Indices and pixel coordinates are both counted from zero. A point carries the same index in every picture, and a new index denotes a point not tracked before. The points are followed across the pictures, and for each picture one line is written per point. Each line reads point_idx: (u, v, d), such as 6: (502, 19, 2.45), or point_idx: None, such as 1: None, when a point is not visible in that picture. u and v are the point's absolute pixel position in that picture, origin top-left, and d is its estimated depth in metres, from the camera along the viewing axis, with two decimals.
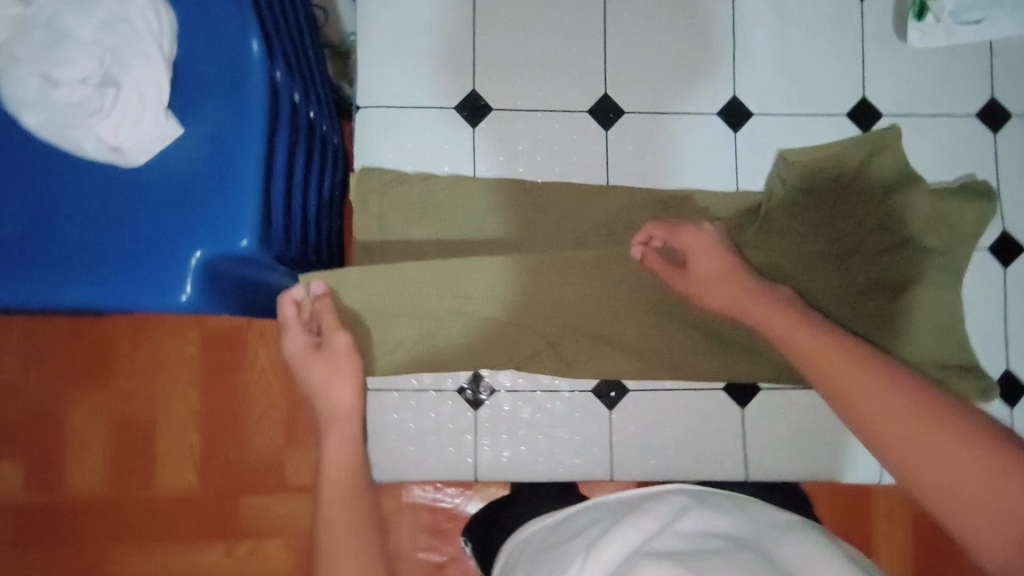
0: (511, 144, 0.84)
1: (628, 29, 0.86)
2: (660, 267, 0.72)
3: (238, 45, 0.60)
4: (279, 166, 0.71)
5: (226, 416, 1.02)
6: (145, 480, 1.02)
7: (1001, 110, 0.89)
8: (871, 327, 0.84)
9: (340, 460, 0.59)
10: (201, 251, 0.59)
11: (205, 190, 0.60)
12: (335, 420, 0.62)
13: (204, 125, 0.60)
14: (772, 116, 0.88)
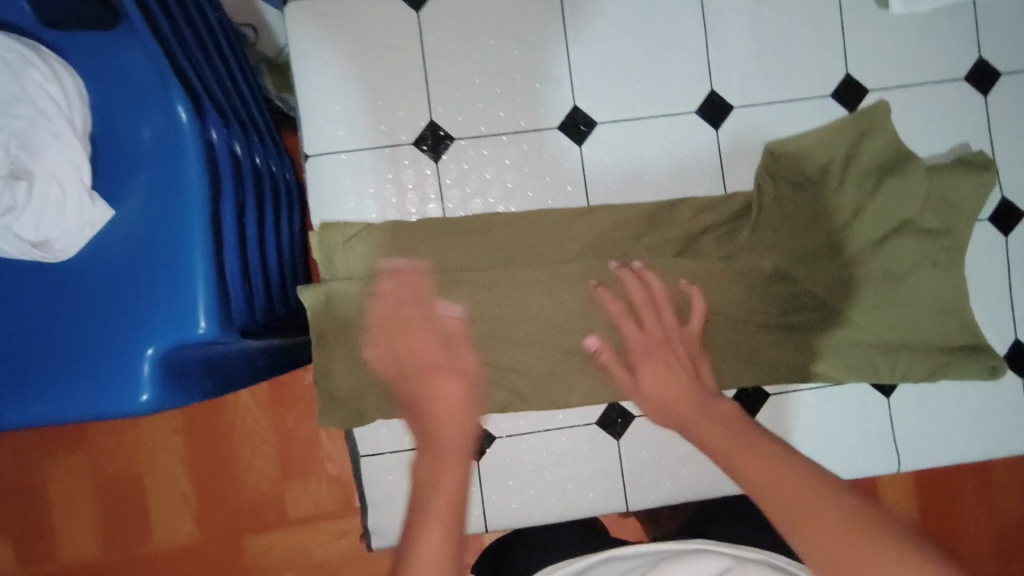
0: (479, 173, 0.78)
1: (592, 31, 0.80)
2: (613, 363, 0.70)
3: (164, 114, 0.54)
4: (229, 235, 0.62)
5: (216, 460, 0.95)
6: (142, 537, 0.95)
7: (992, 71, 0.83)
8: (873, 319, 0.80)
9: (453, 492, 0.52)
10: (153, 347, 0.52)
11: (151, 277, 0.54)
12: (445, 453, 0.57)
13: (137, 205, 0.54)
14: (754, 107, 0.81)
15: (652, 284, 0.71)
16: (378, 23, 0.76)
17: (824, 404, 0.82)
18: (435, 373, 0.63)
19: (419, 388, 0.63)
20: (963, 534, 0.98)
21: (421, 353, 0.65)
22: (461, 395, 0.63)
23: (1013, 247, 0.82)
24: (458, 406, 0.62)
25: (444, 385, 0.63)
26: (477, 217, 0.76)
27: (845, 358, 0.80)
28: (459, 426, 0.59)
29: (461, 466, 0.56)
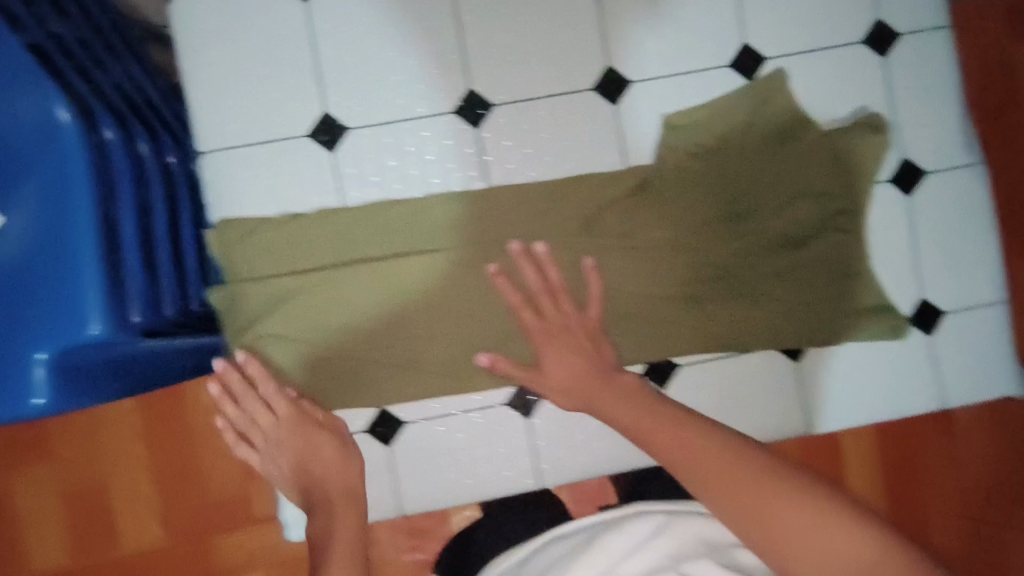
0: (377, 163, 0.79)
1: (482, 13, 0.79)
2: (514, 370, 0.74)
3: (42, 115, 0.55)
4: (128, 236, 0.62)
5: (180, 460, 0.92)
6: (109, 542, 0.92)
7: (891, 33, 0.82)
8: (774, 286, 0.82)
9: (344, 482, 0.70)
10: (44, 354, 0.56)
11: (42, 282, 0.56)
12: (334, 499, 0.68)
13: (24, 210, 0.56)
14: (652, 81, 0.81)
15: (549, 274, 0.75)
16: (265, 17, 0.76)
17: (733, 373, 0.84)
18: (315, 439, 0.73)
19: (293, 450, 0.72)
20: (933, 503, 0.86)
21: (289, 421, 0.73)
22: (331, 451, 0.72)
23: (913, 208, 0.83)
24: (332, 459, 0.72)
25: (320, 445, 0.72)
26: (372, 206, 0.78)
27: (751, 327, 0.82)
28: (332, 474, 0.70)
29: (353, 507, 0.67)
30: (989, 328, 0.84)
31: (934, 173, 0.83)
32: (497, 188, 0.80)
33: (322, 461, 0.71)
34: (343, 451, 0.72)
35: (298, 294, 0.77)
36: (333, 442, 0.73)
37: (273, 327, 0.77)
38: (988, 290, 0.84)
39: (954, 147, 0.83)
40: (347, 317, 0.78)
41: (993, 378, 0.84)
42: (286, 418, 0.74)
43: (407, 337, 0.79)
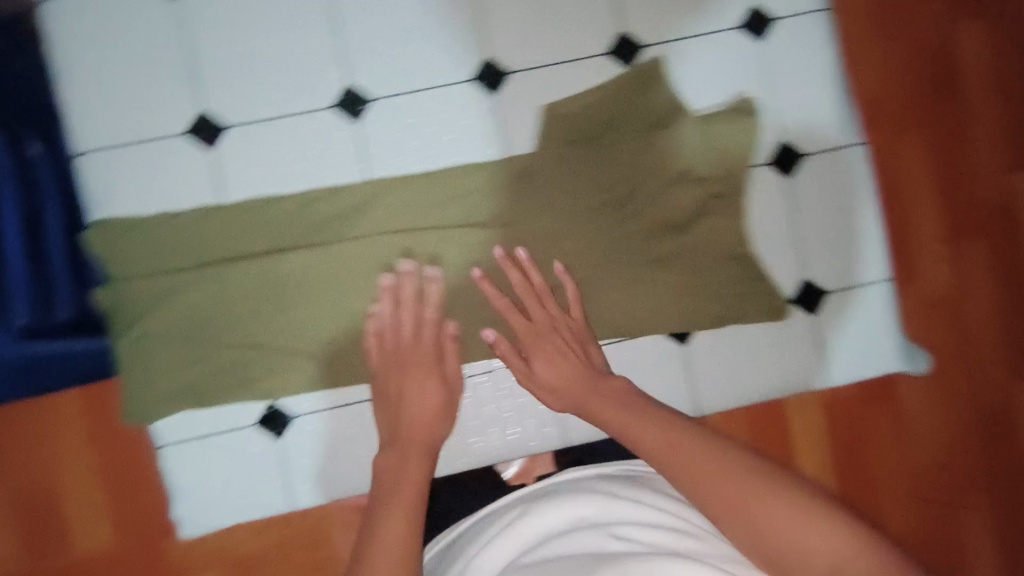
0: (255, 160, 0.80)
1: (357, 10, 0.80)
2: (509, 354, 0.80)
3: None
4: None
5: (130, 462, 0.85)
6: (60, 546, 0.86)
7: (766, 18, 0.82)
8: (657, 271, 0.83)
9: (420, 434, 0.77)
10: None
11: None
12: (412, 450, 0.76)
13: None
14: (531, 72, 0.82)
15: (534, 277, 0.80)
16: (138, 20, 0.77)
17: (619, 358, 0.85)
18: (424, 384, 0.79)
19: (400, 382, 0.79)
20: (879, 478, 0.99)
21: (414, 355, 0.80)
22: (438, 397, 0.79)
23: (793, 191, 0.84)
24: (433, 409, 0.79)
25: (428, 389, 0.79)
26: (251, 203, 0.79)
27: (633, 311, 0.83)
28: (428, 425, 0.78)
29: (426, 459, 0.76)
30: (873, 307, 0.85)
31: (812, 156, 0.83)
32: (376, 181, 0.81)
33: (427, 416, 0.78)
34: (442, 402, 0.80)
35: (180, 291, 0.79)
36: (440, 394, 0.80)
37: (155, 325, 0.79)
38: (871, 270, 0.85)
39: (834, 130, 0.83)
40: (230, 312, 0.80)
41: (878, 356, 0.86)
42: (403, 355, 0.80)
43: (292, 330, 0.81)
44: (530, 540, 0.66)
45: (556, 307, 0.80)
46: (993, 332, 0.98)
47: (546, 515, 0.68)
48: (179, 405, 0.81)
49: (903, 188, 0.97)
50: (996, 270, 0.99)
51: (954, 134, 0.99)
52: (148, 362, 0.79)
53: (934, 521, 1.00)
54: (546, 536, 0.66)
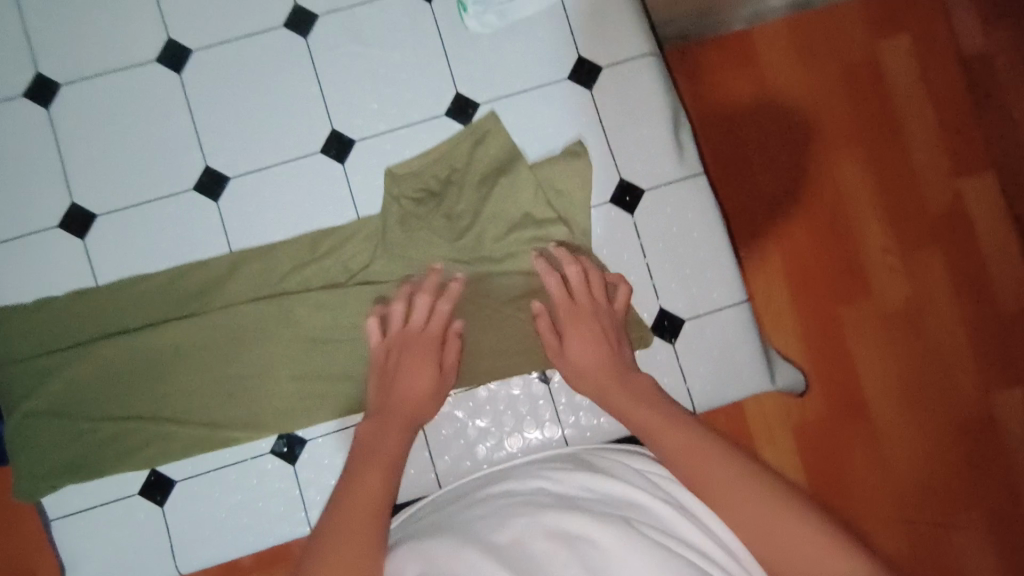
0: (126, 243, 0.86)
1: (210, 98, 0.87)
2: (548, 332, 0.80)
3: None
4: None
5: None
6: None
7: (594, 67, 0.87)
8: (511, 312, 0.85)
9: (413, 405, 0.74)
10: None
11: None
12: (400, 420, 0.72)
13: None
14: (375, 138, 0.87)
15: (584, 264, 0.81)
16: (20, 131, 0.86)
17: (487, 402, 0.86)
18: (427, 360, 0.77)
19: (399, 362, 0.77)
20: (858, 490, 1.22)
21: (416, 339, 0.78)
22: (429, 385, 0.76)
23: (638, 224, 0.86)
24: (423, 389, 0.75)
25: (422, 375, 0.76)
26: (122, 281, 0.85)
27: (495, 354, 0.85)
28: (419, 399, 0.74)
29: (409, 427, 0.72)
30: (737, 329, 0.86)
31: (651, 190, 0.86)
32: (238, 252, 0.86)
33: (417, 404, 0.74)
34: (438, 383, 0.77)
35: (59, 371, 0.83)
36: (431, 380, 0.76)
37: (36, 405, 0.83)
38: (729, 293, 0.86)
39: (672, 164, 0.86)
40: (105, 387, 0.84)
41: (749, 377, 0.86)
42: (427, 335, 0.78)
43: (165, 400, 0.84)
44: (505, 502, 0.62)
45: (585, 286, 0.80)
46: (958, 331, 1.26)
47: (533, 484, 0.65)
48: (58, 482, 0.84)
49: (847, 195, 1.27)
50: (956, 281, 1.26)
51: (894, 144, 1.28)
52: (29, 441, 0.83)
53: (924, 535, 1.21)
54: (529, 498, 0.62)
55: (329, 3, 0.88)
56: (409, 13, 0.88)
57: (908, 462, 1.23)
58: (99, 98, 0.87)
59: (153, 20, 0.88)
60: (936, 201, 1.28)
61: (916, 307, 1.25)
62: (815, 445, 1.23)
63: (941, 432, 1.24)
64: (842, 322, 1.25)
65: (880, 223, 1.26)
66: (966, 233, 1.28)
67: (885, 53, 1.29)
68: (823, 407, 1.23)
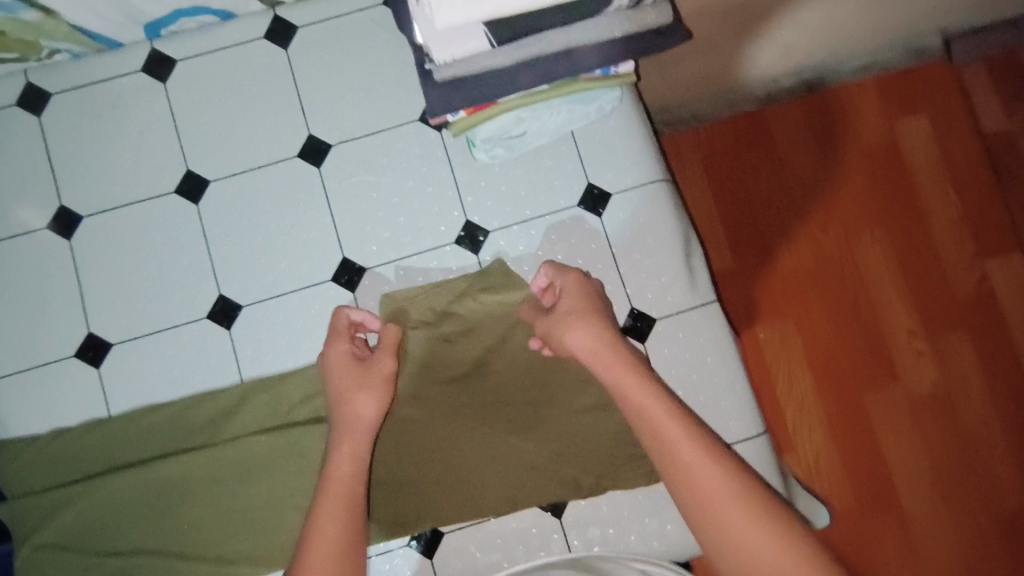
0: (139, 371, 0.87)
1: (225, 227, 0.89)
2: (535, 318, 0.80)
3: None
4: None
5: None
6: None
7: (604, 194, 0.87)
8: (520, 440, 0.84)
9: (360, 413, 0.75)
10: None
11: None
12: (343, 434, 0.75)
13: None
14: (386, 265, 0.88)
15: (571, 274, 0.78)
16: (42, 262, 0.88)
17: (498, 535, 0.84)
18: (342, 359, 0.78)
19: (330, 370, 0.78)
20: None
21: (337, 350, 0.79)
22: (356, 376, 0.77)
23: (650, 351, 0.85)
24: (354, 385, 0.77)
25: (347, 369, 0.78)
26: (135, 411, 0.86)
27: (507, 483, 0.84)
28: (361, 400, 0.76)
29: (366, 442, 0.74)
30: (755, 463, 0.83)
31: (664, 318, 0.85)
32: (249, 381, 0.86)
33: (360, 420, 0.75)
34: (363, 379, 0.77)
35: (69, 503, 0.83)
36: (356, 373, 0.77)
37: (43, 538, 0.82)
38: (746, 424, 0.84)
39: (685, 290, 0.85)
40: (114, 518, 0.84)
41: None
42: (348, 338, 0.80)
43: (172, 533, 0.83)
44: None
45: (583, 287, 0.77)
46: (989, 415, 1.25)
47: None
48: None
49: (868, 273, 1.28)
50: (982, 359, 1.27)
51: (915, 223, 1.30)
52: None
53: None
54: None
55: (342, 133, 0.90)
56: (421, 142, 0.89)
57: (939, 551, 1.22)
58: (119, 228, 0.89)
59: (174, 152, 0.90)
60: (960, 287, 1.28)
61: (941, 387, 1.26)
62: (843, 535, 1.23)
63: (971, 514, 1.22)
64: (867, 410, 1.25)
65: (901, 303, 1.28)
66: (993, 318, 1.28)
67: (903, 133, 1.32)
68: (850, 491, 1.23)
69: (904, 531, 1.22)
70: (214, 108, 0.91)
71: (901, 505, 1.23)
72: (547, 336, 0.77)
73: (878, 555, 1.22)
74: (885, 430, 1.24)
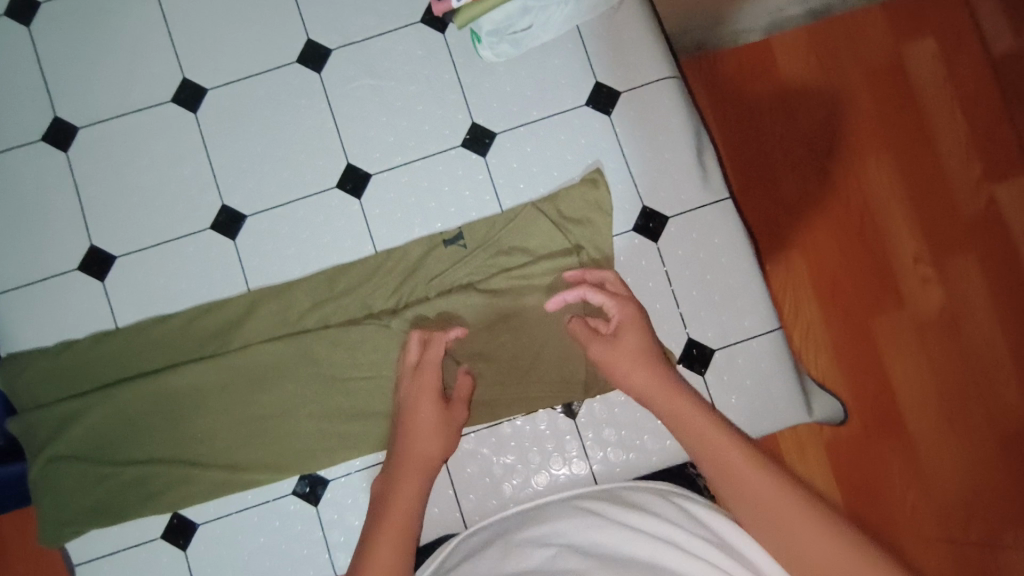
0: (144, 284, 0.85)
1: (225, 137, 0.87)
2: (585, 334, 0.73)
3: None
4: None
5: None
6: None
7: (613, 93, 0.85)
8: (529, 343, 0.83)
9: (427, 447, 0.69)
10: None
11: None
12: (410, 469, 0.67)
13: None
14: (392, 171, 0.86)
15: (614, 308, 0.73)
16: (40, 176, 0.87)
17: (514, 437, 0.83)
18: (422, 389, 0.73)
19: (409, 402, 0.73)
20: (898, 513, 1.14)
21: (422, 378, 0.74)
22: (435, 418, 0.71)
23: (664, 250, 0.83)
24: (434, 424, 0.71)
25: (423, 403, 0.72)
26: (143, 323, 0.85)
27: (517, 386, 0.83)
28: (430, 439, 0.70)
29: (421, 476, 0.67)
30: (770, 359, 0.83)
31: (677, 217, 0.84)
32: (256, 291, 0.85)
33: (422, 453, 0.69)
34: (443, 417, 0.72)
35: (80, 414, 0.83)
36: (434, 413, 0.72)
37: (57, 450, 0.83)
38: (760, 321, 0.83)
39: (697, 188, 0.84)
40: (127, 428, 0.83)
41: (788, 407, 0.82)
42: (432, 362, 0.74)
43: (186, 441, 0.83)
44: (535, 548, 0.59)
45: (650, 334, 0.71)
46: (1002, 349, 1.18)
47: (577, 520, 0.62)
48: (82, 530, 0.82)
49: (875, 190, 1.21)
50: (992, 282, 1.19)
51: (925, 149, 1.22)
52: (48, 488, 0.82)
53: (974, 560, 1.13)
54: (565, 539, 0.59)
55: (342, 37, 0.87)
56: (424, 45, 0.87)
57: (952, 490, 1.15)
58: (117, 140, 0.87)
59: (168, 60, 0.88)
60: (969, 208, 1.21)
61: (954, 322, 1.18)
62: (851, 461, 1.15)
63: (980, 438, 1.16)
64: (876, 332, 1.18)
65: (911, 234, 1.20)
66: (1005, 239, 1.20)
67: (913, 49, 1.23)
68: (857, 414, 1.16)
69: (913, 456, 1.15)
70: (210, 15, 0.88)
71: (910, 429, 1.16)
72: (605, 362, 0.70)
73: (886, 482, 1.15)
74: (894, 355, 1.18)
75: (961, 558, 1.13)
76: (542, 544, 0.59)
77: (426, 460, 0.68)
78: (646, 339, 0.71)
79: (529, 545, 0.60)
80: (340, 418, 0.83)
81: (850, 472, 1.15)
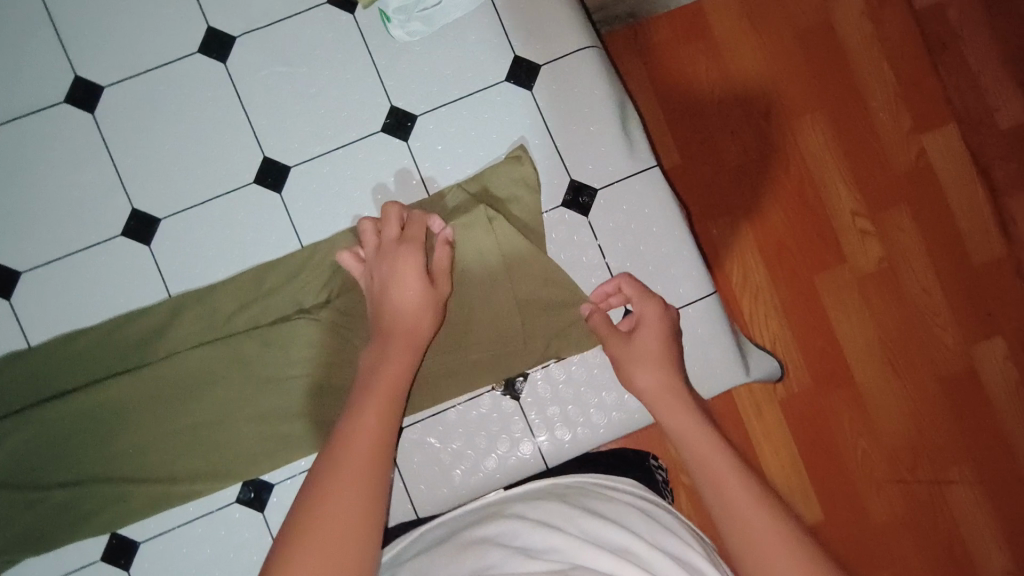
0: (56, 298, 0.81)
1: (130, 137, 0.82)
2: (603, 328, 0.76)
3: None
4: None
5: None
6: None
7: (533, 66, 0.83)
8: (468, 325, 0.82)
9: (412, 305, 0.70)
10: None
11: None
12: (396, 341, 0.68)
13: None
14: (311, 161, 0.82)
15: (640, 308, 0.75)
16: None
17: (459, 422, 0.82)
18: (402, 251, 0.71)
19: (389, 266, 0.71)
20: (850, 459, 1.18)
21: (393, 244, 0.72)
22: (418, 288, 0.70)
23: (595, 223, 0.83)
24: (416, 293, 0.70)
25: (407, 266, 0.70)
26: (59, 339, 0.80)
27: (460, 370, 0.82)
28: (415, 315, 0.69)
29: (409, 353, 0.67)
30: (707, 323, 0.83)
31: (606, 188, 0.83)
32: (178, 295, 0.81)
33: (406, 311, 0.69)
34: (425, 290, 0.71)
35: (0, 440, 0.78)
36: (419, 286, 0.70)
37: None
38: (695, 287, 0.83)
39: (623, 159, 0.83)
40: (52, 450, 0.79)
41: (726, 370, 0.83)
42: (411, 235, 0.72)
43: (118, 458, 0.80)
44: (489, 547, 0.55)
45: (675, 343, 0.73)
46: (938, 293, 1.22)
47: (535, 520, 0.58)
48: (13, 559, 0.79)
49: (810, 148, 1.22)
50: (925, 229, 1.22)
51: (856, 104, 1.23)
52: None
53: (920, 497, 1.18)
54: (519, 539, 0.56)
55: (246, 24, 0.83)
56: (334, 27, 0.83)
57: (898, 431, 1.19)
58: (9, 148, 0.81)
59: (56, 57, 0.82)
60: (900, 158, 1.23)
61: (892, 271, 1.21)
62: (802, 414, 1.18)
63: (920, 380, 1.20)
64: (819, 287, 1.20)
65: (847, 189, 1.22)
66: (935, 187, 1.23)
67: (837, 7, 1.24)
68: (806, 368, 1.19)
69: (860, 403, 1.19)
70: (99, 6, 0.82)
71: (855, 378, 1.20)
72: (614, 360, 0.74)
73: (836, 432, 1.18)
74: (837, 309, 1.20)
75: (908, 495, 1.18)
76: (499, 545, 0.55)
77: (410, 340, 0.68)
78: (666, 336, 0.73)
79: (483, 543, 0.56)
80: (278, 418, 0.81)
81: (802, 425, 1.18)
